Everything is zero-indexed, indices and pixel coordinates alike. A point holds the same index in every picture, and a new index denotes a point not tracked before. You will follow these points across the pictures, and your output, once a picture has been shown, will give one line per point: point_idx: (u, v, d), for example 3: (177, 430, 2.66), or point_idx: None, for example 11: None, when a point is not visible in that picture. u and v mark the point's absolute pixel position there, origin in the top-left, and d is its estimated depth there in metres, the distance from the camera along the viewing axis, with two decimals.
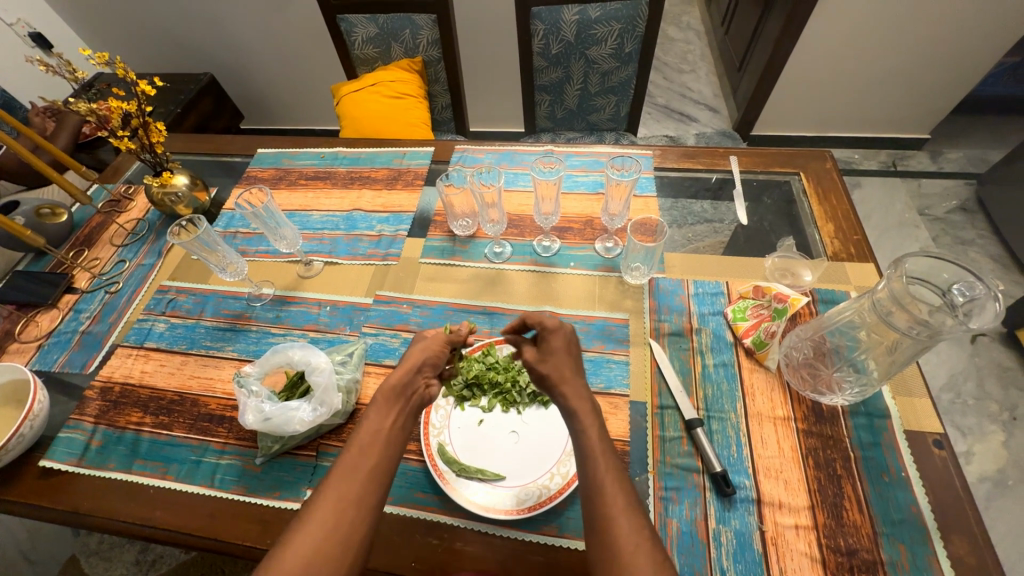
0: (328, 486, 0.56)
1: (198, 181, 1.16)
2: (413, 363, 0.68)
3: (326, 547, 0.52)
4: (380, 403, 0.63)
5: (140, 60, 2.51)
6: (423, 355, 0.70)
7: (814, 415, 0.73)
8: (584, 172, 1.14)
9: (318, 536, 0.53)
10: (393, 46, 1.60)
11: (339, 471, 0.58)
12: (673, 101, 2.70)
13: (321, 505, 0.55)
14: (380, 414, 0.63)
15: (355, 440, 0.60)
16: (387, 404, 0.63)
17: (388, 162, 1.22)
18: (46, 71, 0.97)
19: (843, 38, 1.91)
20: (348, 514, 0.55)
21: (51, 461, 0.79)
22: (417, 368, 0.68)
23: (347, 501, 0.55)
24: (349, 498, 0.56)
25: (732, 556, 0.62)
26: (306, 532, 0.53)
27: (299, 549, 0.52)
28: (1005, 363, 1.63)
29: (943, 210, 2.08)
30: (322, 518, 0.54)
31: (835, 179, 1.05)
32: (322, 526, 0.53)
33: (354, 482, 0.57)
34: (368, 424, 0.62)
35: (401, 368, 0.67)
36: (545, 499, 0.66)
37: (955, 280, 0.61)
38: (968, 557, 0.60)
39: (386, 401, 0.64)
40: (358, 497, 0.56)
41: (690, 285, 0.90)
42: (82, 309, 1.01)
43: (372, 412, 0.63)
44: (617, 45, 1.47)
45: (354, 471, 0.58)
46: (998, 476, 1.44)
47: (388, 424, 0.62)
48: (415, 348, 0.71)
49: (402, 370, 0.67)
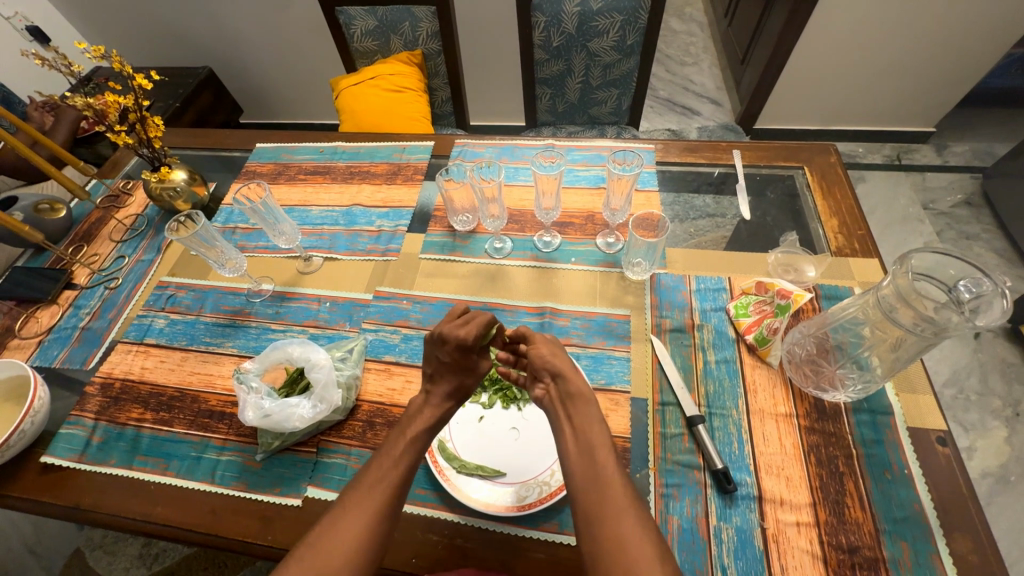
0: (360, 494, 0.58)
1: (196, 176, 1.16)
2: (449, 387, 0.67)
3: (355, 554, 0.54)
4: (422, 421, 0.65)
5: (139, 54, 2.49)
6: (461, 385, 0.68)
7: (816, 411, 0.73)
8: (585, 167, 1.12)
9: (345, 542, 0.55)
10: (393, 39, 1.59)
11: (378, 483, 0.59)
12: (675, 94, 2.68)
13: (354, 513, 0.57)
14: (427, 435, 0.64)
15: (399, 454, 0.62)
16: (432, 425, 0.65)
17: (388, 157, 1.21)
18: (43, 66, 0.95)
19: (846, 31, 1.88)
20: (379, 525, 0.57)
21: (52, 457, 0.79)
22: (462, 394, 0.68)
23: (379, 512, 0.57)
24: (385, 511, 0.58)
25: (733, 553, 0.62)
26: (334, 536, 0.55)
27: (327, 554, 0.54)
28: (1009, 358, 1.62)
29: (948, 205, 2.06)
30: (354, 525, 0.56)
31: (839, 173, 1.04)
32: (351, 533, 0.55)
33: (393, 496, 0.59)
34: (412, 440, 0.63)
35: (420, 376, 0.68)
36: (545, 496, 0.66)
37: (962, 276, 0.60)
38: (970, 555, 0.60)
39: (434, 427, 0.65)
40: (391, 509, 0.58)
41: (692, 282, 0.90)
42: (82, 305, 1.01)
43: (416, 421, 0.65)
44: (618, 37, 1.45)
45: (394, 487, 0.59)
46: (1000, 471, 1.43)
47: (425, 434, 0.64)
48: (443, 377, 0.67)
49: (440, 392, 0.67)
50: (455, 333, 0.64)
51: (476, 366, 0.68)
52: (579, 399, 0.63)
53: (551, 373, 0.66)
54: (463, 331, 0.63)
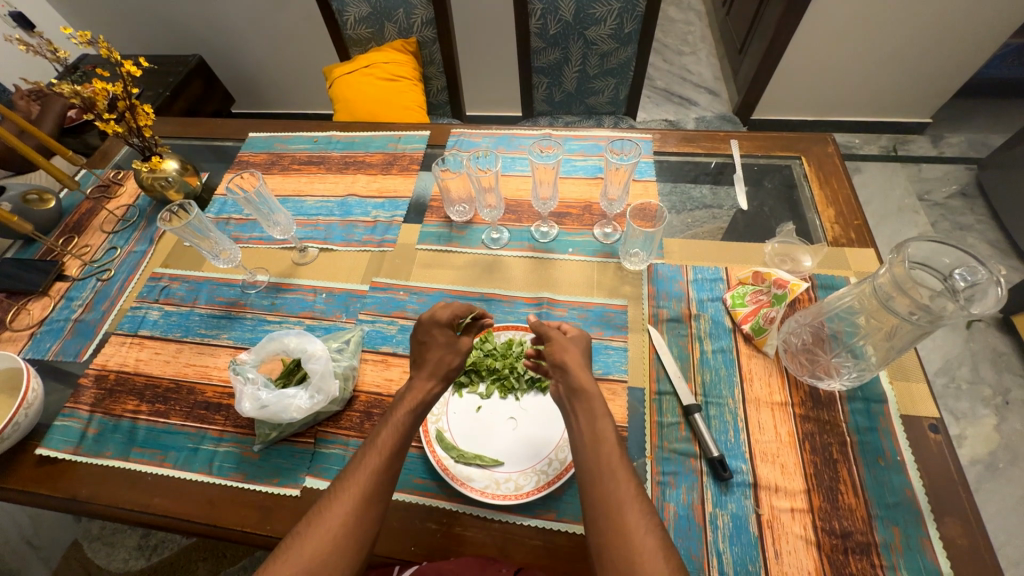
0: (349, 483, 0.58)
1: (188, 166, 1.14)
2: (431, 364, 0.67)
3: (346, 542, 0.55)
4: (408, 409, 0.64)
5: (126, 42, 2.44)
6: (440, 362, 0.68)
7: (811, 400, 0.73)
8: (582, 157, 1.12)
9: (336, 531, 0.55)
10: (387, 26, 1.56)
11: (363, 471, 0.59)
12: (672, 84, 2.66)
13: (340, 500, 0.57)
14: (411, 419, 0.64)
15: (382, 441, 0.61)
16: (418, 411, 0.65)
17: (383, 147, 1.20)
18: (28, 52, 0.93)
19: (846, 20, 1.87)
20: (368, 513, 0.57)
21: (47, 449, 0.79)
22: (445, 371, 0.68)
23: (366, 501, 0.57)
24: (370, 498, 0.57)
25: (728, 539, 0.63)
26: (325, 525, 0.55)
27: (318, 543, 0.54)
28: (999, 348, 1.64)
29: (942, 195, 2.07)
30: (340, 513, 0.56)
31: (836, 163, 1.04)
32: (341, 522, 0.55)
33: (380, 483, 0.59)
34: (395, 428, 0.63)
35: (424, 372, 0.67)
36: (543, 484, 0.67)
37: (957, 265, 0.61)
38: (960, 539, 0.61)
39: (415, 409, 0.65)
40: (379, 495, 0.58)
41: (689, 272, 0.90)
42: (74, 297, 1.00)
43: (400, 409, 0.64)
44: (616, 25, 1.43)
45: (379, 474, 0.59)
46: (988, 458, 1.46)
47: (412, 425, 0.64)
48: (426, 356, 0.68)
49: (423, 372, 0.67)
50: (432, 313, 0.70)
51: (456, 343, 0.70)
52: (584, 395, 0.63)
53: (560, 367, 0.66)
54: (436, 308, 0.69)
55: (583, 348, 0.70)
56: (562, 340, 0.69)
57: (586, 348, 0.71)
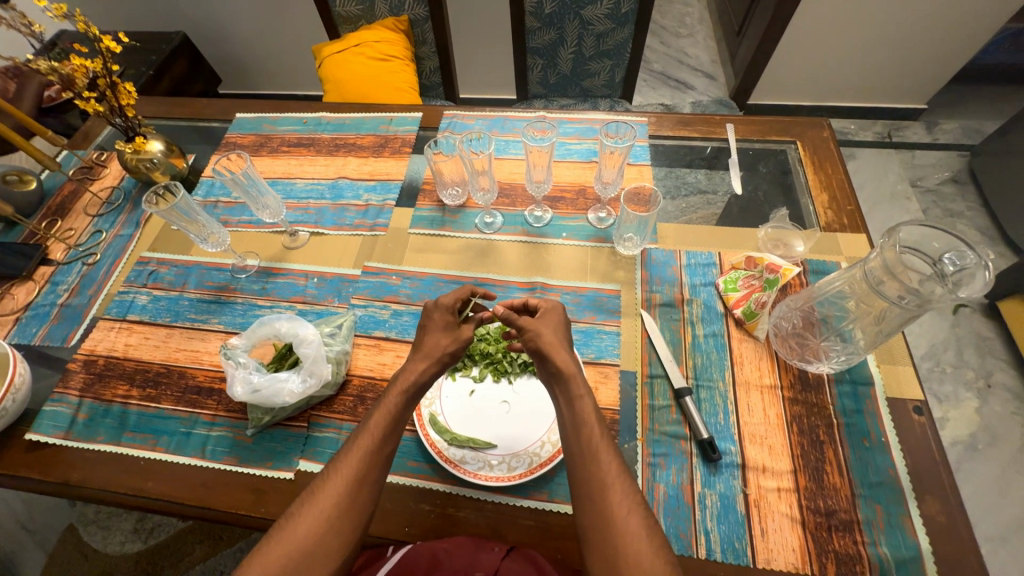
0: (342, 464, 0.58)
1: (173, 147, 1.11)
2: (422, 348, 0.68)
3: (340, 522, 0.55)
4: (400, 391, 0.64)
5: (106, 18, 2.35)
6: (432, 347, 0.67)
7: (799, 382, 0.75)
8: (578, 140, 1.10)
9: (331, 511, 0.55)
10: (377, 3, 1.51)
11: (356, 452, 0.59)
12: (669, 67, 2.62)
13: (333, 481, 0.57)
14: (402, 401, 0.64)
15: (374, 424, 0.61)
16: (409, 394, 0.65)
17: (375, 129, 1.17)
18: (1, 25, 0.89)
19: (846, 2, 1.83)
20: (362, 494, 0.57)
21: (37, 434, 0.78)
22: (438, 356, 0.68)
23: (360, 482, 0.57)
24: (363, 479, 0.58)
25: (716, 518, 0.64)
26: (319, 506, 0.56)
27: (313, 523, 0.54)
28: (984, 333, 1.67)
29: (935, 182, 2.08)
30: (333, 493, 0.56)
31: (831, 147, 1.04)
32: (335, 503, 0.56)
33: (373, 465, 0.59)
34: (387, 410, 0.63)
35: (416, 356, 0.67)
36: (535, 466, 0.67)
37: (946, 249, 0.61)
38: (939, 516, 0.63)
39: (406, 393, 0.64)
40: (373, 477, 0.59)
41: (682, 257, 0.90)
42: (59, 281, 0.98)
43: (392, 392, 0.64)
44: (613, 5, 1.40)
45: (371, 456, 0.59)
46: (969, 439, 1.50)
47: (404, 408, 0.64)
48: (423, 340, 0.69)
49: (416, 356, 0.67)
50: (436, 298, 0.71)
51: (450, 327, 0.70)
52: (561, 376, 0.63)
53: (536, 352, 0.66)
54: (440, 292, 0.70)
55: (558, 328, 0.69)
56: (535, 322, 0.69)
57: (566, 329, 0.70)
